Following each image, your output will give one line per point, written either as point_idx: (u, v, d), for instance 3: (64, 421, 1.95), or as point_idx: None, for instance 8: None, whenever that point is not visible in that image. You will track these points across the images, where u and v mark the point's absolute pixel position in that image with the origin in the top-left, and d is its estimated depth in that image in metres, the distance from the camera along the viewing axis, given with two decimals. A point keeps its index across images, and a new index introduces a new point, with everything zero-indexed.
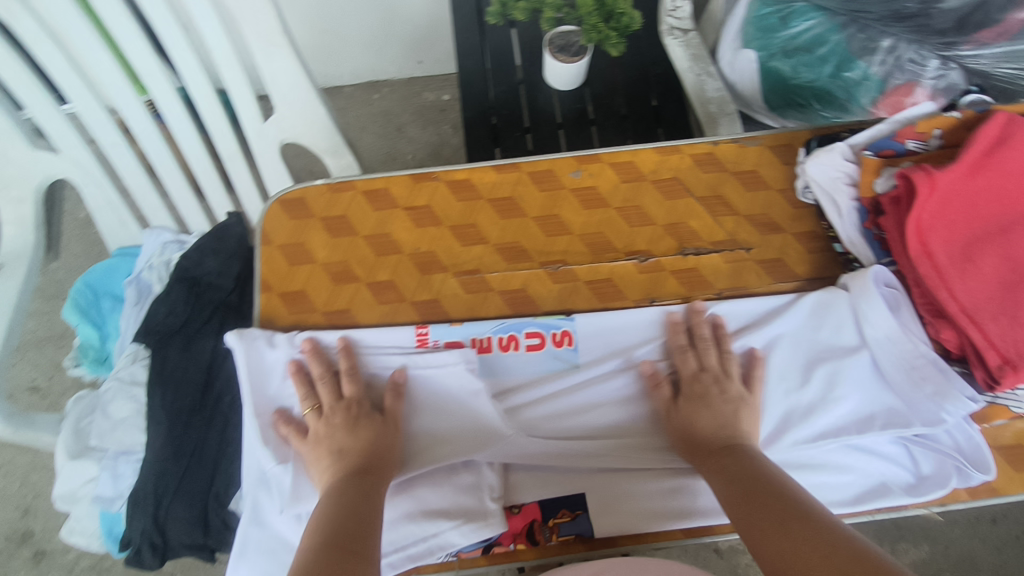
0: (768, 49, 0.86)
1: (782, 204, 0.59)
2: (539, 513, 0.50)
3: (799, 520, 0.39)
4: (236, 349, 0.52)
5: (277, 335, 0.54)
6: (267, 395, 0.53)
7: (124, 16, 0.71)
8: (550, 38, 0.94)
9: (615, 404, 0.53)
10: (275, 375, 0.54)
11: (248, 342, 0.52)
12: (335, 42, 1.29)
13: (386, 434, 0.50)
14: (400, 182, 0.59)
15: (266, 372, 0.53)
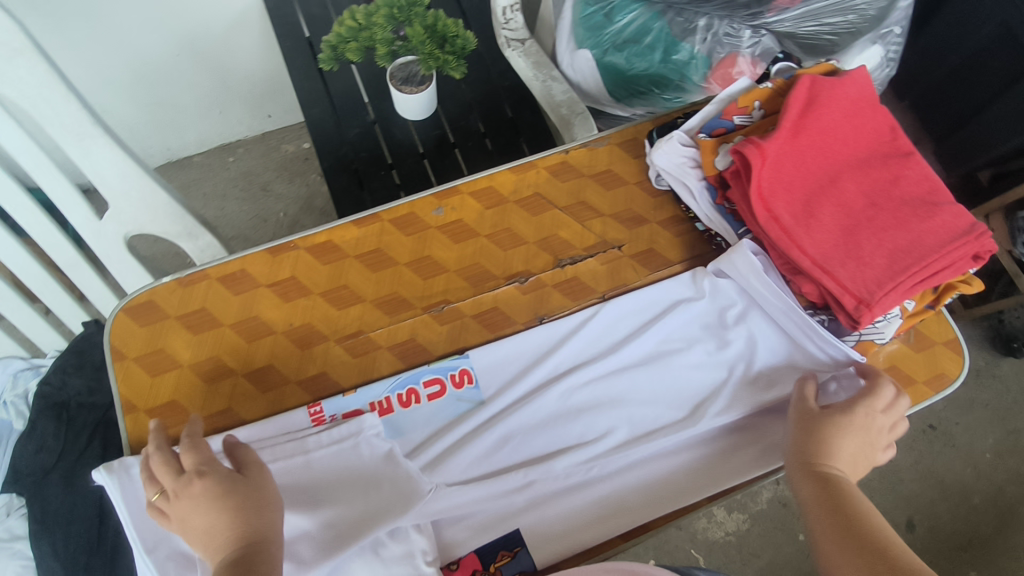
0: (601, 47, 0.89)
1: (642, 195, 0.60)
2: (478, 563, 0.47)
3: (863, 525, 0.43)
4: (109, 485, 0.46)
5: None
6: (154, 524, 0.47)
7: None
8: (391, 72, 0.94)
9: (533, 427, 0.52)
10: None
11: (122, 474, 0.47)
12: (170, 114, 1.22)
13: (254, 510, 0.42)
14: (256, 259, 0.55)
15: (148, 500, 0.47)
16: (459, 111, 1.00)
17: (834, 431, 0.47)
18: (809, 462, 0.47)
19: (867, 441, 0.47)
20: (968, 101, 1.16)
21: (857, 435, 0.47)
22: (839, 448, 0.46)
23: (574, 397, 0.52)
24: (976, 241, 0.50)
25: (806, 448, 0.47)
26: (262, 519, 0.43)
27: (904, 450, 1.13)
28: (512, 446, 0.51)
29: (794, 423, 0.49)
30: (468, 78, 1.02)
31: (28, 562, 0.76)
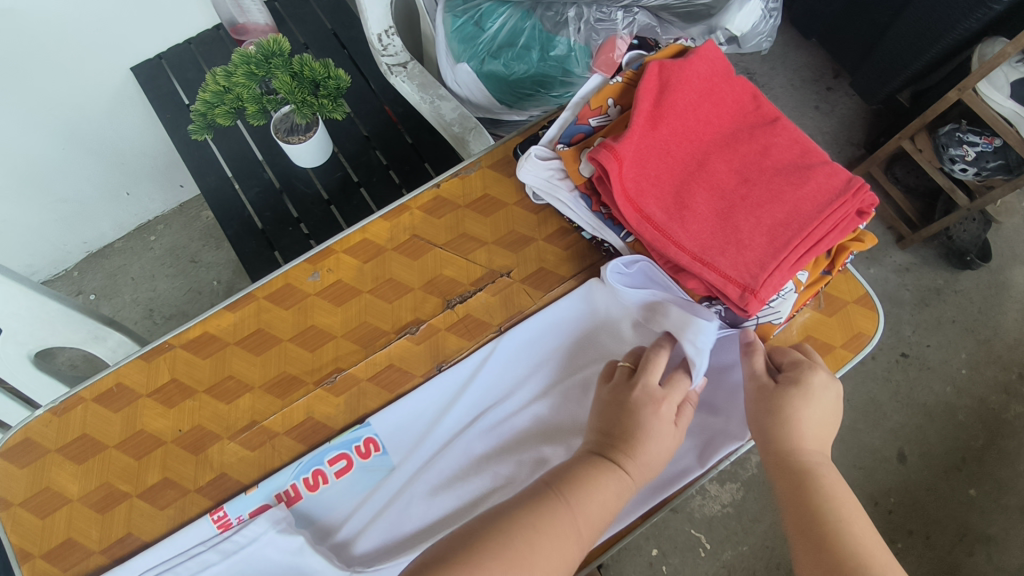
0: (477, 57, 0.86)
1: (524, 214, 0.58)
2: None
3: (824, 500, 0.43)
4: None
5: None
6: None
7: None
8: (274, 125, 0.92)
9: (442, 486, 0.49)
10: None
11: None
12: (75, 210, 1.18)
13: (652, 422, 0.45)
14: (132, 370, 0.53)
15: None
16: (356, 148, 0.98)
17: (788, 407, 0.46)
18: (770, 440, 0.46)
19: (825, 413, 0.47)
20: (869, 26, 1.13)
21: (816, 407, 0.46)
22: (792, 426, 0.46)
23: (486, 439, 0.51)
24: (855, 198, 0.48)
25: (766, 429, 0.46)
26: (666, 435, 0.45)
27: (881, 384, 1.09)
28: (422, 509, 0.48)
29: (752, 400, 0.48)
30: (360, 112, 0.99)
31: None
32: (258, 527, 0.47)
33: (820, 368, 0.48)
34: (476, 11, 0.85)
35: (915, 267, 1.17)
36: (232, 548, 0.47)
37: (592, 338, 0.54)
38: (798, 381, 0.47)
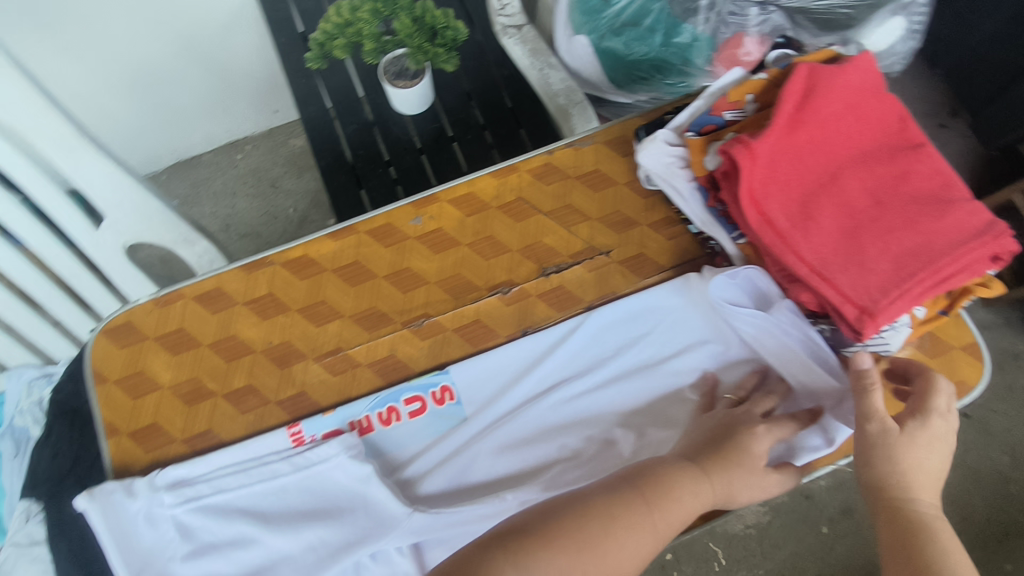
0: (598, 31, 0.85)
1: (632, 196, 0.57)
2: None
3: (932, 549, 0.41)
4: (91, 511, 0.46)
5: (136, 482, 0.48)
6: (143, 548, 0.47)
7: None
8: (382, 68, 0.93)
9: (510, 447, 0.50)
10: (143, 524, 0.48)
11: (104, 500, 0.47)
12: (174, 116, 1.22)
13: (751, 457, 0.45)
14: (233, 277, 0.55)
15: (131, 527, 0.47)
16: (456, 103, 0.98)
17: (903, 450, 0.43)
18: (876, 481, 0.43)
19: (937, 452, 0.43)
20: (1006, 68, 1.06)
21: (929, 450, 0.43)
22: (911, 467, 0.43)
23: (560, 411, 0.51)
24: (994, 242, 0.46)
25: (871, 466, 0.44)
26: (756, 468, 0.45)
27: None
28: (486, 465, 0.49)
29: (859, 428, 0.45)
30: (466, 67, 0.99)
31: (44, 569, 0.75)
32: (330, 449, 0.49)
33: (944, 411, 0.44)
34: None
35: (997, 327, 1.11)
36: (304, 463, 0.49)
37: (681, 331, 0.53)
38: (912, 424, 0.43)
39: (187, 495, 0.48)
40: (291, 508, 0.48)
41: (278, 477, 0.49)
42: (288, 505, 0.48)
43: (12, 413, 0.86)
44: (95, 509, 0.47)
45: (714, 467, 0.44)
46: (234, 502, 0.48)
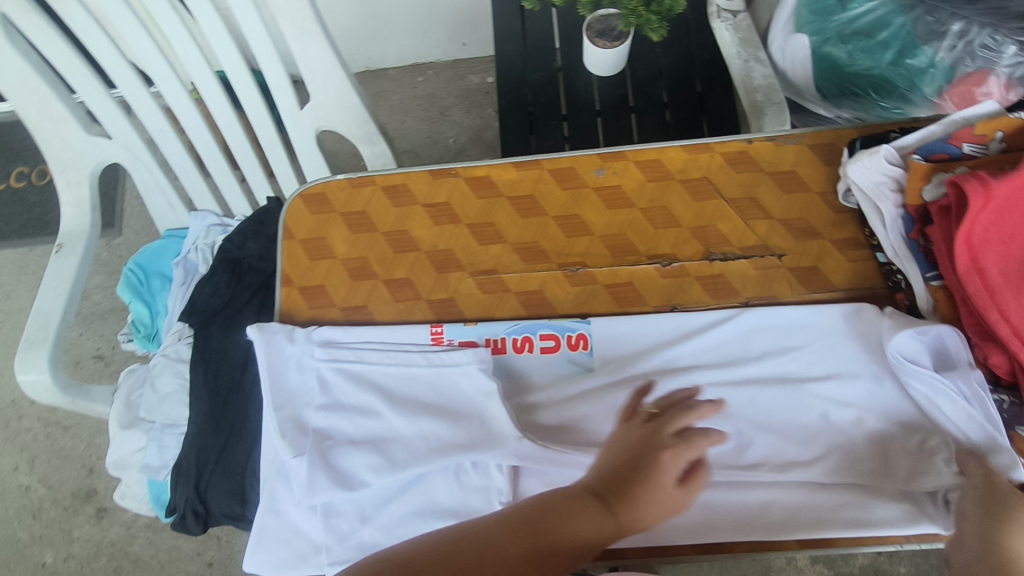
0: (823, 34, 0.80)
1: (823, 207, 0.55)
2: None
3: None
4: (257, 341, 0.53)
5: (297, 330, 0.55)
6: (286, 388, 0.53)
7: (211, 16, 0.78)
8: (588, 22, 0.93)
9: None
10: (293, 369, 0.54)
11: (268, 336, 0.53)
12: (378, 27, 1.31)
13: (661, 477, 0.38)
14: (419, 178, 0.59)
15: (283, 366, 0.53)
16: (647, 75, 0.97)
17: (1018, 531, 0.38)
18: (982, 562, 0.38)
19: None
20: None
21: None
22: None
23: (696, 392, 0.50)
24: None
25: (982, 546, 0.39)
26: (667, 487, 0.38)
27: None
28: (604, 420, 0.50)
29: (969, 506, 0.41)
30: (667, 42, 0.98)
31: (183, 383, 0.91)
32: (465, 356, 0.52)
33: None
34: None
35: None
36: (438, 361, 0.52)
37: (836, 352, 0.50)
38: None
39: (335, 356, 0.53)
40: (417, 399, 0.52)
41: (414, 367, 0.52)
42: (415, 395, 0.52)
43: (188, 249, 0.97)
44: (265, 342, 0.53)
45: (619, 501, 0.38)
46: (369, 374, 0.53)
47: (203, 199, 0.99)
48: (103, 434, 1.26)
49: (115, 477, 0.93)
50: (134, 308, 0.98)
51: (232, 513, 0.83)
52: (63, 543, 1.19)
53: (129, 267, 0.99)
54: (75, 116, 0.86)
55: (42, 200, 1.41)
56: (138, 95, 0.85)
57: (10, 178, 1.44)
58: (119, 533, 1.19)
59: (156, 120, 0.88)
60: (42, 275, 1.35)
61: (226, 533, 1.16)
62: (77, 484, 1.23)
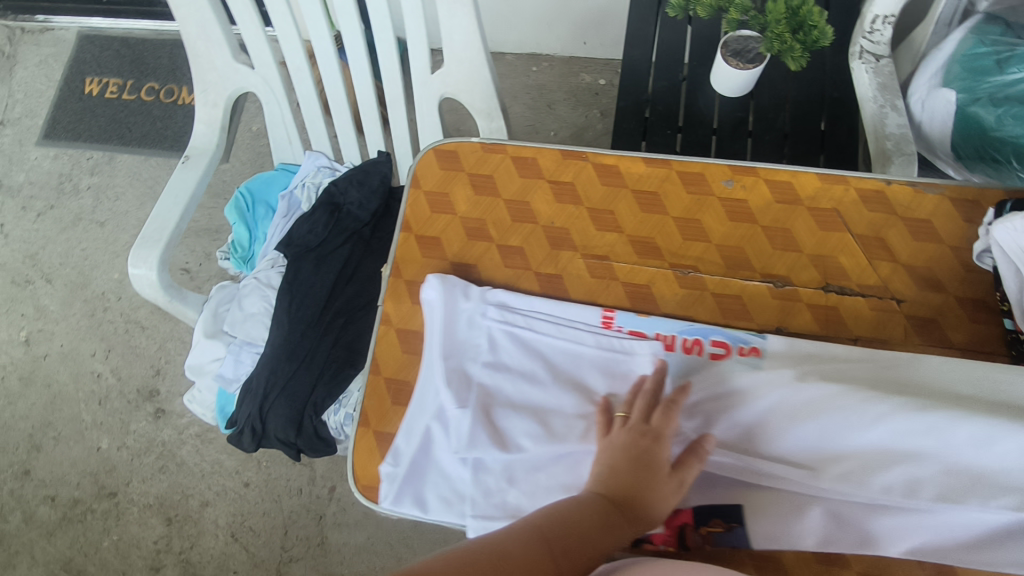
0: (972, 93, 0.77)
1: (952, 262, 0.54)
2: (690, 519, 0.46)
3: None
4: (437, 292, 0.54)
5: (473, 288, 0.55)
6: (457, 341, 0.54)
7: None
8: (726, 40, 0.92)
9: (816, 439, 0.47)
10: (463, 324, 0.55)
11: (449, 290, 0.54)
12: (508, 11, 1.34)
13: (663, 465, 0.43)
14: (550, 155, 0.61)
15: (456, 320, 0.54)
16: (770, 103, 0.95)
17: None
18: None
19: None
20: None
21: None
22: None
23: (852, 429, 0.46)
24: None
25: None
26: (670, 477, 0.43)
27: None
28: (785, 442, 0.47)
29: None
30: (800, 74, 0.96)
31: (268, 307, 0.94)
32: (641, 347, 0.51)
33: None
34: (1010, 49, 0.76)
35: None
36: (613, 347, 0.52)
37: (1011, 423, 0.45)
38: None
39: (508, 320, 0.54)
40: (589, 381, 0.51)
41: (585, 348, 0.53)
42: (578, 373, 0.52)
43: (296, 184, 1.00)
44: (440, 291, 0.54)
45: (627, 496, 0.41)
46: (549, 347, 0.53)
47: (320, 141, 1.03)
48: (175, 340, 1.31)
49: (190, 379, 0.99)
50: (236, 229, 1.02)
51: (287, 438, 0.87)
52: (119, 433, 1.25)
53: (241, 191, 1.03)
54: (228, 42, 0.91)
55: (165, 116, 1.50)
56: (288, 34, 0.90)
57: (140, 90, 1.53)
58: (170, 436, 1.24)
59: (297, 60, 0.93)
60: (152, 184, 1.44)
61: (266, 458, 1.21)
62: (142, 382, 1.29)
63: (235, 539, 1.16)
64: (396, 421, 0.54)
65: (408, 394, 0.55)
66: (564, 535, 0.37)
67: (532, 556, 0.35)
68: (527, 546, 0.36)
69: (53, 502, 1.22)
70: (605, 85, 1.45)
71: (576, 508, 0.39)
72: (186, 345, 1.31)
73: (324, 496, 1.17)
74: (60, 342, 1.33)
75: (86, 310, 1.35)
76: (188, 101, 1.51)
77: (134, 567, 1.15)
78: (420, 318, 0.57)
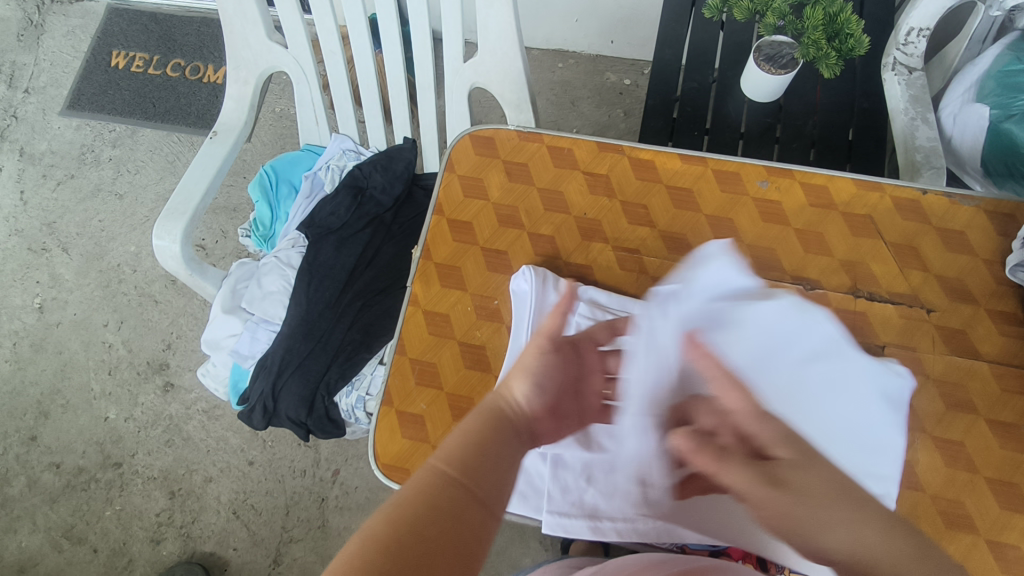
0: (1006, 109, 0.77)
1: (984, 275, 0.53)
2: None
3: None
4: (529, 285, 0.54)
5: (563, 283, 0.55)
6: None
7: None
8: (760, 45, 0.91)
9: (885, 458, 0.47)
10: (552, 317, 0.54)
11: (539, 284, 0.54)
12: (538, 6, 1.33)
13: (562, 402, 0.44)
14: (585, 146, 0.61)
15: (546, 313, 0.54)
16: (799, 110, 0.95)
17: None
18: None
19: None
20: None
21: None
22: None
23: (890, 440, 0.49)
24: None
25: None
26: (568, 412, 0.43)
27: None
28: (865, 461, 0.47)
29: None
30: (831, 83, 0.96)
31: (286, 286, 0.94)
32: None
33: None
34: None
35: None
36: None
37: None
38: None
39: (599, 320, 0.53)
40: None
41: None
42: None
43: (321, 165, 1.01)
44: (528, 290, 0.54)
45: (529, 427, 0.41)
46: None
47: (347, 124, 1.04)
48: (188, 316, 1.32)
49: (205, 353, 0.99)
50: (258, 207, 1.03)
51: (297, 417, 0.87)
52: (127, 405, 1.26)
53: (265, 168, 1.03)
54: (263, 20, 0.92)
55: (189, 92, 1.50)
56: (323, 16, 0.91)
57: (165, 66, 1.54)
58: (178, 410, 1.25)
59: (330, 42, 0.93)
60: (173, 160, 1.45)
61: (272, 438, 1.21)
62: (153, 355, 1.29)
63: (236, 517, 1.17)
64: (418, 401, 0.54)
65: (432, 376, 0.55)
66: (466, 461, 0.36)
67: (439, 493, 0.34)
68: (427, 481, 0.34)
69: (58, 469, 1.22)
70: (630, 85, 1.45)
71: (467, 438, 0.37)
72: (198, 321, 1.31)
73: (327, 479, 1.18)
74: (73, 311, 1.34)
75: (101, 281, 1.36)
76: (213, 79, 1.51)
77: (135, 537, 1.16)
78: (448, 301, 0.57)
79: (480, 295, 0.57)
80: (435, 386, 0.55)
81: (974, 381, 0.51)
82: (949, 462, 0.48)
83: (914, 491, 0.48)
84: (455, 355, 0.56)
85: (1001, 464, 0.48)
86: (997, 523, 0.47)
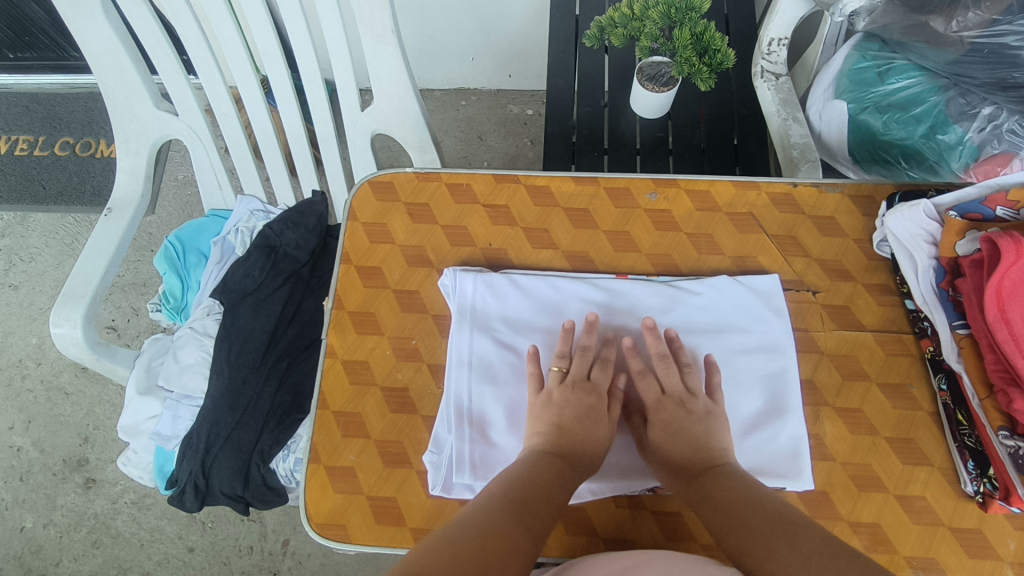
0: (861, 103, 0.85)
1: (857, 253, 0.59)
2: None
3: None
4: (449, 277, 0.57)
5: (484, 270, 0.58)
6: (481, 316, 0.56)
7: (298, 19, 0.81)
8: (641, 66, 0.97)
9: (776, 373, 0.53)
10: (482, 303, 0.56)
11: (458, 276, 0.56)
12: (433, 50, 1.37)
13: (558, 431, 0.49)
14: (482, 181, 0.63)
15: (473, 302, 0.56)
16: (686, 123, 1.02)
17: None
18: None
19: None
20: None
21: None
22: None
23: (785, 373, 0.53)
24: None
25: None
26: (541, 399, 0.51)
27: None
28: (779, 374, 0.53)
29: None
30: (710, 94, 1.03)
31: (206, 357, 0.90)
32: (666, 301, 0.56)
33: None
34: (887, 62, 0.84)
35: None
36: (637, 308, 0.56)
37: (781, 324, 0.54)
38: None
39: (531, 297, 0.56)
40: (617, 341, 0.55)
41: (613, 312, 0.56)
42: (601, 342, 0.55)
43: (229, 229, 0.98)
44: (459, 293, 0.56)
45: (569, 445, 0.48)
46: (567, 320, 0.56)
47: (251, 184, 1.02)
48: (105, 404, 1.24)
49: (123, 441, 0.93)
50: (166, 280, 0.99)
51: (234, 491, 0.83)
52: (45, 510, 1.16)
53: (169, 240, 1.00)
54: (148, 90, 0.89)
55: (81, 170, 1.44)
56: (212, 80, 0.89)
57: (53, 146, 1.47)
58: (103, 507, 1.16)
59: (223, 105, 0.92)
60: (72, 242, 1.37)
61: (211, 519, 1.14)
62: (69, 453, 1.20)
63: None
64: (347, 454, 0.54)
65: (358, 426, 0.54)
66: (512, 493, 0.44)
67: (501, 519, 0.41)
68: (485, 507, 0.42)
69: None
70: (532, 115, 1.50)
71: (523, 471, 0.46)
72: (117, 407, 1.23)
73: (277, 551, 1.12)
74: None
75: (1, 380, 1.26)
76: (107, 154, 1.46)
77: None
78: (366, 347, 0.57)
79: (397, 337, 0.57)
80: (363, 435, 0.54)
81: (862, 350, 0.55)
82: (853, 429, 0.52)
83: (826, 461, 0.51)
84: (379, 402, 0.55)
85: (897, 422, 0.52)
86: (902, 478, 0.51)
